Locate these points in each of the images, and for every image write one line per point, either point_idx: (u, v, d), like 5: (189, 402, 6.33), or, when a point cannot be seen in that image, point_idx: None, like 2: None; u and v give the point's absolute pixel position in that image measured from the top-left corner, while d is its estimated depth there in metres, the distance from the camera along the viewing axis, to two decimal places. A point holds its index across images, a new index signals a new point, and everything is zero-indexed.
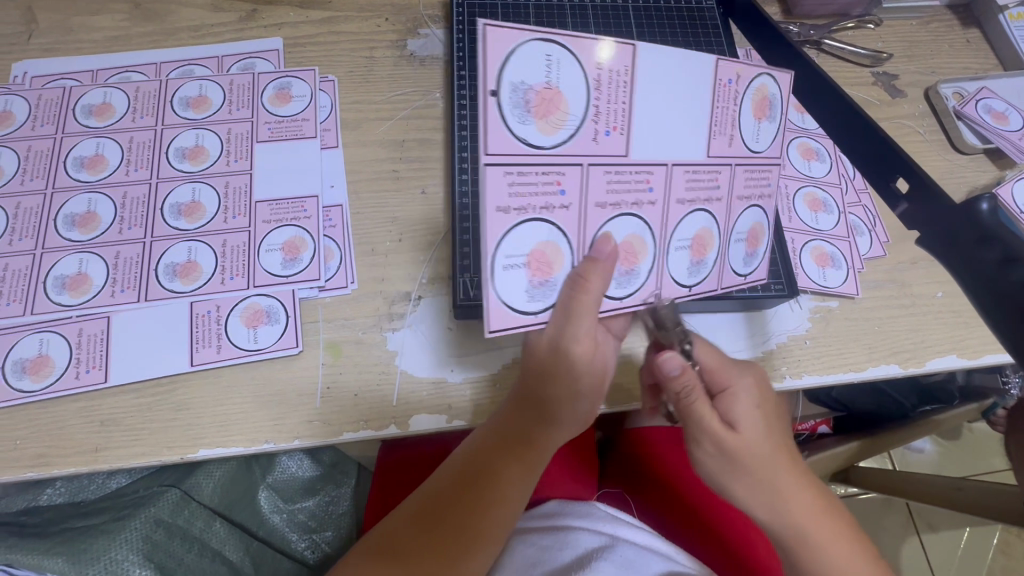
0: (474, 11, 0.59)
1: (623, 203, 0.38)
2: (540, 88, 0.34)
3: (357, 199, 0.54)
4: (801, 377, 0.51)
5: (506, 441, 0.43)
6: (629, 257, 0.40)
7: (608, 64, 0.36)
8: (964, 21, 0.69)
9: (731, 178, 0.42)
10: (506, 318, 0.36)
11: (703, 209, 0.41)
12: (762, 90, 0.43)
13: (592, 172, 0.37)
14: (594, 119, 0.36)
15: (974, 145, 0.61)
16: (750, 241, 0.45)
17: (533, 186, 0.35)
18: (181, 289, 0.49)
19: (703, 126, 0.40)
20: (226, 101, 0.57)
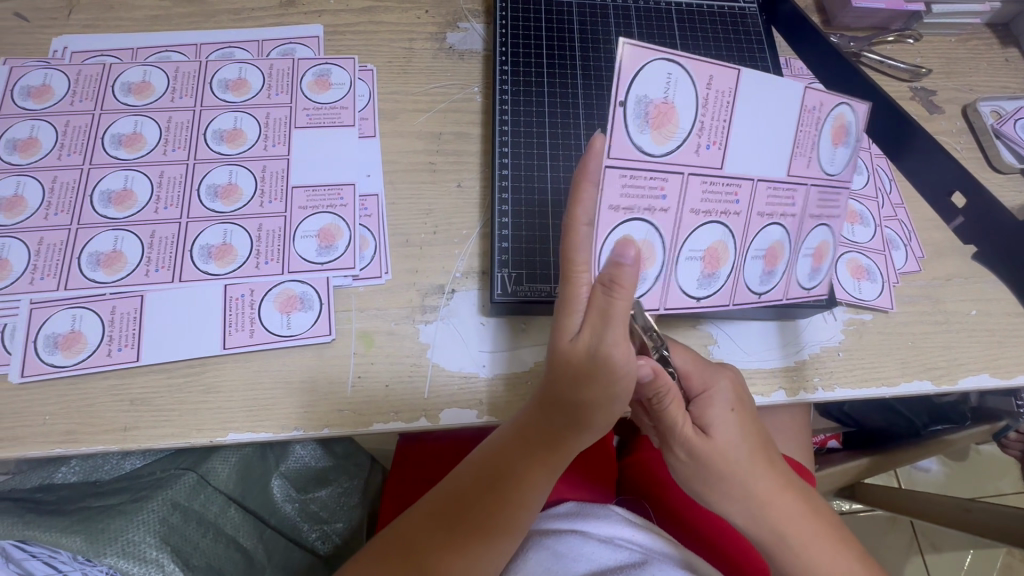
0: (516, 7, 0.59)
1: (714, 212, 0.39)
2: (658, 102, 0.35)
3: (392, 189, 0.54)
4: (834, 390, 0.50)
5: (529, 441, 0.40)
6: (712, 262, 0.41)
7: (715, 83, 0.36)
8: (1003, 40, 0.69)
9: (806, 198, 0.42)
10: None
11: (779, 224, 0.42)
12: (840, 118, 0.40)
13: (690, 182, 0.38)
14: (698, 134, 0.36)
15: (1011, 164, 0.61)
16: (816, 257, 0.44)
17: (642, 189, 0.37)
18: (216, 271, 0.49)
19: (785, 148, 0.39)
20: (266, 85, 0.56)
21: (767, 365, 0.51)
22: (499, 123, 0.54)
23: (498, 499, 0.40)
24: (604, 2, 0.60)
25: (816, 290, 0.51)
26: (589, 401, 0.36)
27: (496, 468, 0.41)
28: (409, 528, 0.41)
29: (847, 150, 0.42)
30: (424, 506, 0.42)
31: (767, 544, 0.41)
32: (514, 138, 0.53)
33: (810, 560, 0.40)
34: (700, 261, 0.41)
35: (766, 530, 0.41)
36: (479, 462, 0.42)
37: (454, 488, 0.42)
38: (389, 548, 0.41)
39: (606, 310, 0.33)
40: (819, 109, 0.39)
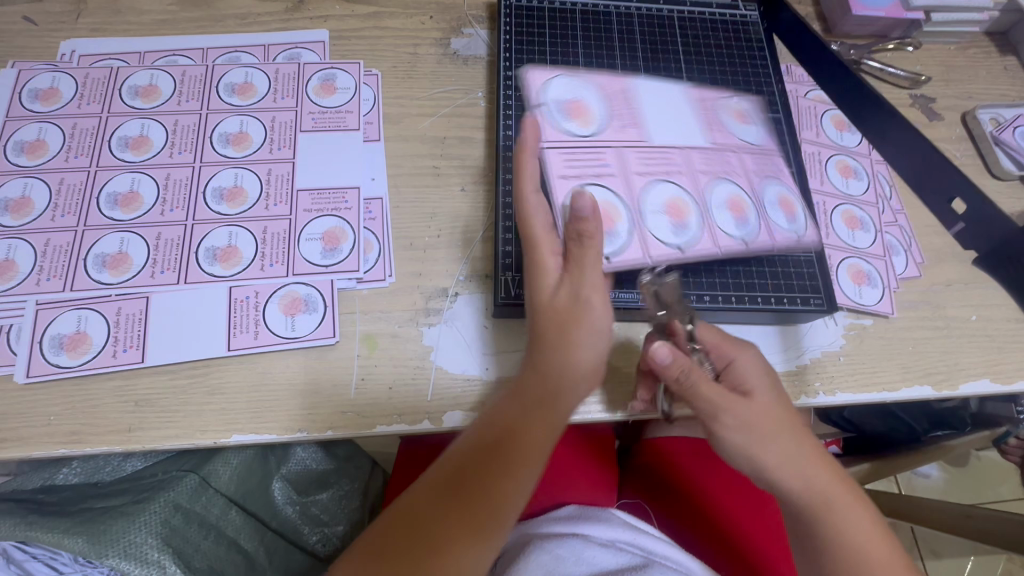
0: (520, 13, 0.59)
1: (658, 175, 0.51)
2: (569, 103, 0.52)
3: (397, 193, 0.54)
4: (834, 395, 0.51)
5: (521, 411, 0.39)
6: (677, 213, 0.49)
7: (617, 91, 0.54)
8: (1001, 48, 0.70)
9: (688, 159, 0.52)
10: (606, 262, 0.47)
11: (726, 181, 0.52)
12: (735, 107, 0.56)
13: (614, 154, 0.51)
14: (614, 119, 0.53)
15: (1010, 171, 0.61)
16: (733, 209, 0.50)
17: (584, 161, 0.50)
18: (221, 273, 0.49)
19: (688, 127, 0.54)
20: (272, 89, 0.57)
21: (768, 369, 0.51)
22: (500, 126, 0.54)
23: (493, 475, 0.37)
24: (607, 9, 0.60)
25: (818, 295, 0.51)
26: (571, 345, 0.39)
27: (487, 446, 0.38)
28: (397, 527, 0.37)
29: (753, 126, 0.55)
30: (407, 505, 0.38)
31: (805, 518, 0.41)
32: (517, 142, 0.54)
33: (848, 529, 0.40)
34: (666, 213, 0.49)
35: (803, 500, 0.41)
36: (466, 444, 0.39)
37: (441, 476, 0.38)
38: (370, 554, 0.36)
39: (576, 260, 0.39)
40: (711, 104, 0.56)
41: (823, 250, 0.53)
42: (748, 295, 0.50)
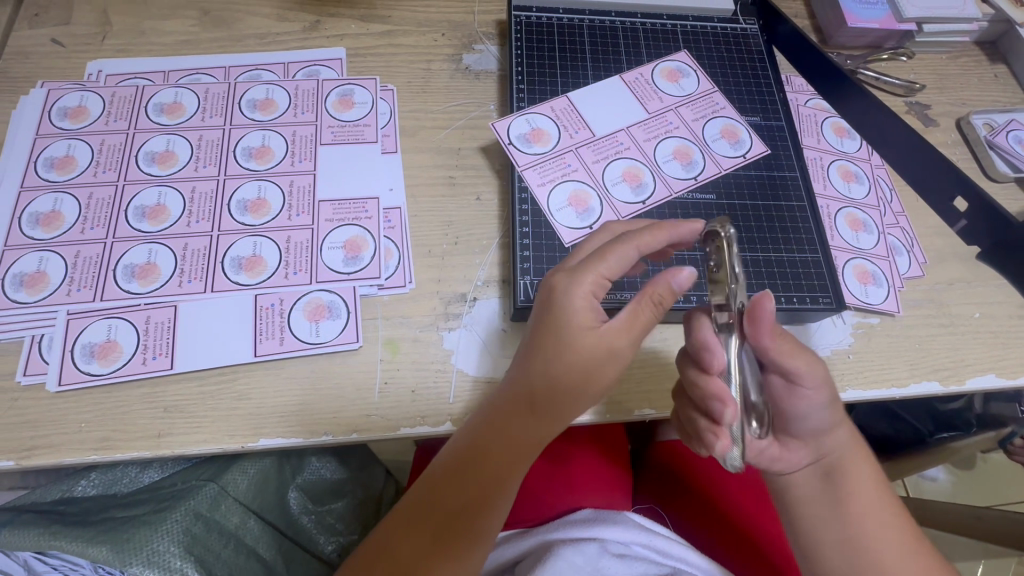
0: (531, 28, 0.61)
1: (609, 156, 0.56)
2: (529, 131, 0.56)
3: (415, 203, 0.56)
4: (845, 392, 0.52)
5: (500, 448, 0.41)
6: (633, 177, 0.55)
7: (555, 105, 0.58)
8: (991, 57, 0.72)
9: (631, 135, 0.57)
10: (579, 234, 0.52)
11: (671, 137, 0.57)
12: (667, 68, 0.61)
13: (579, 153, 0.56)
14: (565, 131, 0.57)
15: (1006, 173, 0.63)
16: (681, 157, 0.56)
17: (552, 169, 0.55)
18: (246, 282, 0.50)
19: (633, 102, 0.59)
20: (292, 105, 0.59)
21: None
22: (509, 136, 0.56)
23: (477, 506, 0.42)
24: (614, 24, 0.63)
25: (826, 294, 0.52)
26: (568, 394, 0.40)
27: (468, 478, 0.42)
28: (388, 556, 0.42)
29: (688, 77, 0.61)
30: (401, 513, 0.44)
31: (833, 465, 0.48)
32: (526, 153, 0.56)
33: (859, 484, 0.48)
34: (624, 182, 0.55)
35: (832, 452, 0.48)
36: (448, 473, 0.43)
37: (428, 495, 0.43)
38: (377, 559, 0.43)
39: (631, 313, 0.40)
40: (646, 75, 0.60)
41: (829, 252, 0.54)
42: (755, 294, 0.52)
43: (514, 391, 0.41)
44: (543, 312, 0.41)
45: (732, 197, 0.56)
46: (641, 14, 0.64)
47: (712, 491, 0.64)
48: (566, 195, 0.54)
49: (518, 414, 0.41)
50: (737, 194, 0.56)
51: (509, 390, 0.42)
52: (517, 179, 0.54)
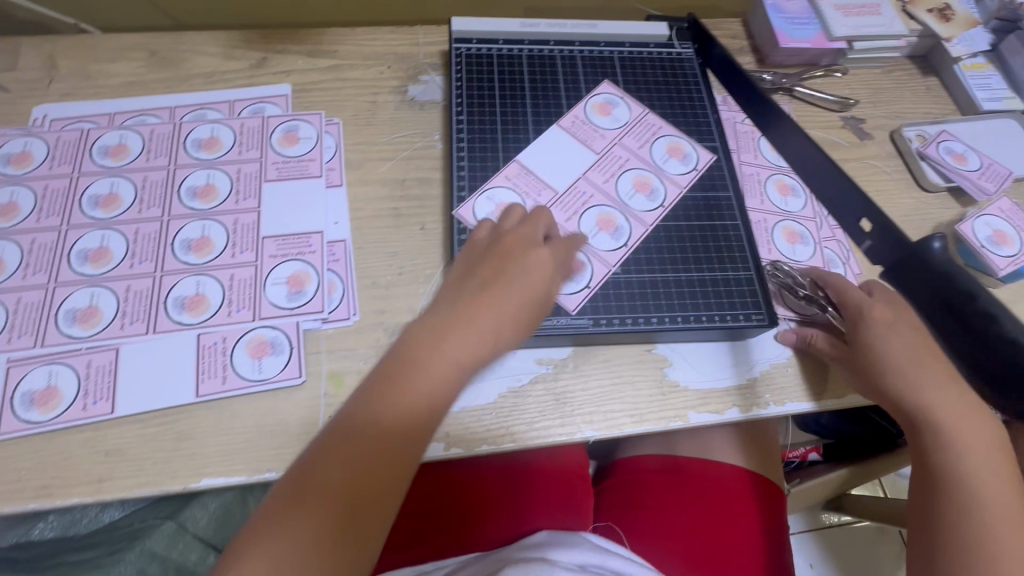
0: (471, 60, 0.63)
1: (578, 209, 0.57)
2: (494, 208, 0.56)
3: (360, 236, 0.57)
4: (784, 405, 0.53)
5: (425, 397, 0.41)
6: (607, 223, 0.56)
7: (510, 175, 0.58)
8: (923, 70, 0.75)
9: (590, 181, 0.58)
10: (574, 299, 0.53)
11: (628, 171, 0.59)
12: (599, 102, 0.63)
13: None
14: (529, 198, 0.57)
15: (936, 183, 0.65)
16: (642, 189, 0.58)
17: None
18: (189, 321, 0.51)
19: (576, 143, 0.60)
20: (237, 142, 0.60)
21: (720, 384, 0.54)
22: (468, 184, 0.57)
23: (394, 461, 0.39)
24: (552, 53, 0.64)
25: (758, 310, 0.53)
26: (495, 335, 0.45)
27: (378, 430, 0.40)
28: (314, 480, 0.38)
29: (619, 108, 0.62)
30: (293, 492, 0.37)
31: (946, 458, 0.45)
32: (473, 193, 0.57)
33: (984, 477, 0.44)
34: (601, 230, 0.56)
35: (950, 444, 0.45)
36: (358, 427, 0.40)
37: (327, 460, 0.38)
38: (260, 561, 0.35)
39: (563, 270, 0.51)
40: (580, 115, 0.62)
41: (761, 266, 0.56)
42: (696, 314, 0.53)
43: (435, 335, 0.43)
44: (472, 272, 0.48)
45: (671, 219, 0.57)
46: (579, 42, 0.65)
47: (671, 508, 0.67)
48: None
49: (440, 356, 0.42)
50: (674, 215, 0.57)
51: (430, 331, 0.43)
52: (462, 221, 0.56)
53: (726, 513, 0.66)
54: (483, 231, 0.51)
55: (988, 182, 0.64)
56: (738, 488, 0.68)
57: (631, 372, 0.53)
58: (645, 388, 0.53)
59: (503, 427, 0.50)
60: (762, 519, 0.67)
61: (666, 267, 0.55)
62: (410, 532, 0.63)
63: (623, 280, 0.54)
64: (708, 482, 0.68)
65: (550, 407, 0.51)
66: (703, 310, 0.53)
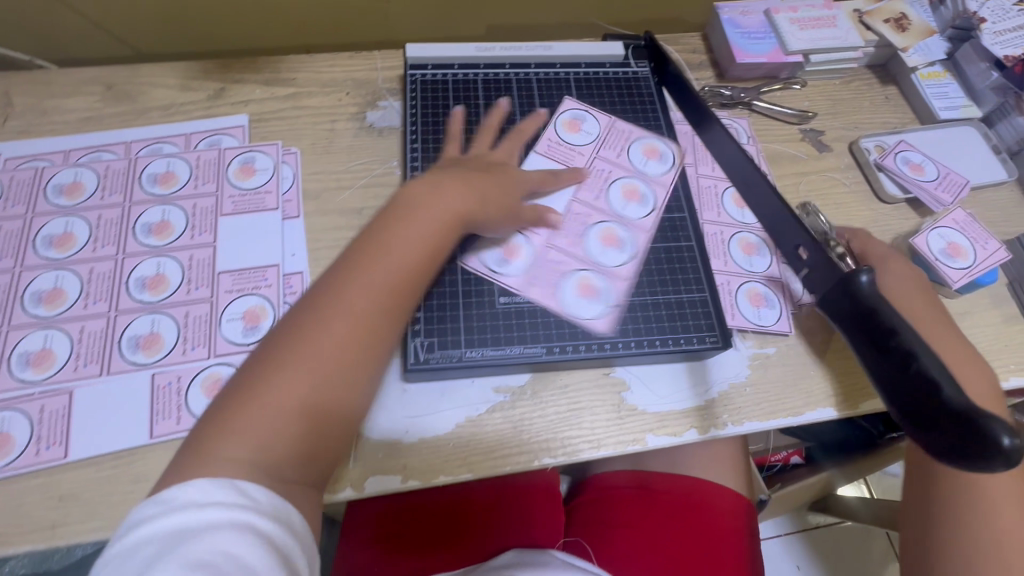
0: (425, 87, 0.64)
1: (580, 233, 0.58)
2: (512, 254, 0.56)
3: (318, 267, 0.57)
4: (743, 424, 0.53)
5: (376, 291, 0.44)
6: (610, 239, 0.58)
7: None
8: (883, 79, 0.75)
9: (582, 203, 0.59)
10: (604, 318, 0.54)
11: (619, 180, 0.61)
12: (567, 119, 0.63)
13: (553, 249, 0.57)
14: (534, 237, 0.57)
15: (893, 195, 0.66)
16: (631, 196, 0.60)
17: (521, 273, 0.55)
18: (144, 361, 0.51)
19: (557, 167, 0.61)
20: (193, 176, 0.60)
21: (677, 406, 0.54)
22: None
23: (354, 354, 0.43)
24: (508, 75, 0.65)
25: (712, 332, 0.55)
26: (440, 237, 0.49)
27: (350, 300, 0.44)
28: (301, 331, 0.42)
29: (589, 122, 0.64)
30: (258, 380, 0.40)
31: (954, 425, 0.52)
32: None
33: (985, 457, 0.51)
34: (607, 248, 0.57)
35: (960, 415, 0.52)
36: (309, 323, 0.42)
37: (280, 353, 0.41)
38: (235, 443, 0.38)
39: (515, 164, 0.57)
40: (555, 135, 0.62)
41: (715, 289, 0.57)
42: (649, 338, 0.54)
43: (383, 239, 0.46)
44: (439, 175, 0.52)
45: (627, 241, 0.58)
46: (534, 65, 0.66)
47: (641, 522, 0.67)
48: (572, 290, 0.55)
49: (389, 254, 0.46)
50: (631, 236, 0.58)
51: (400, 210, 0.49)
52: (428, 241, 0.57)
53: (689, 529, 0.66)
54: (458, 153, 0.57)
55: (944, 192, 0.64)
56: (703, 503, 0.68)
57: (589, 397, 0.53)
58: (603, 412, 0.53)
59: (461, 456, 0.51)
60: (727, 534, 0.67)
61: (620, 290, 0.56)
62: (374, 558, 0.64)
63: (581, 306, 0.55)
64: (676, 495, 0.69)
65: (506, 435, 0.52)
66: (655, 335, 0.54)
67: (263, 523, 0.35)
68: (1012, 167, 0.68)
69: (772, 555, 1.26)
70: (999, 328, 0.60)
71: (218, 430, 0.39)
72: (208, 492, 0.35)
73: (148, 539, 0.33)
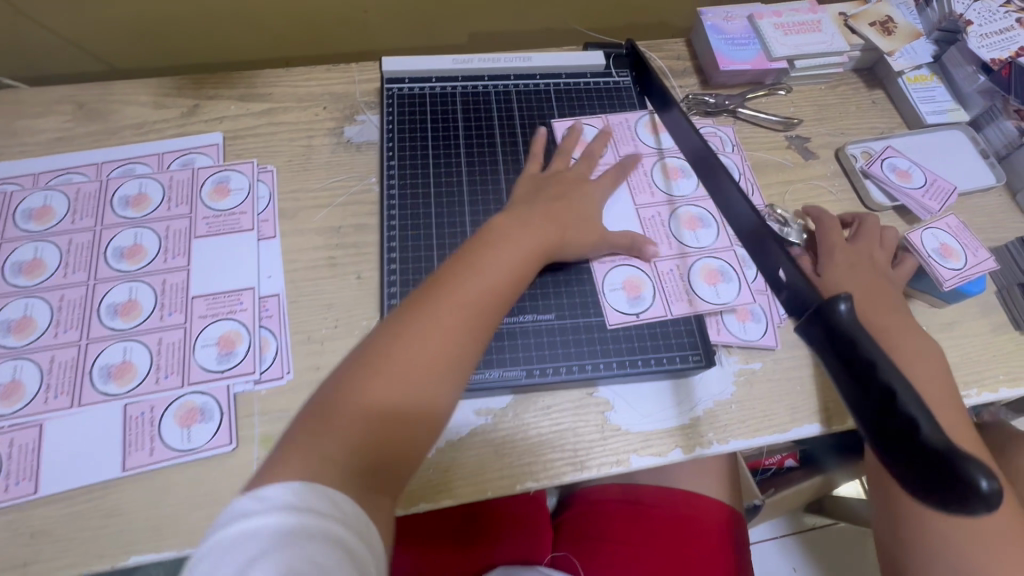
0: (402, 100, 0.64)
1: (669, 234, 0.60)
2: (623, 291, 0.56)
3: (294, 288, 0.56)
4: (728, 442, 0.53)
5: (470, 303, 0.45)
6: (690, 222, 0.61)
7: (602, 259, 0.58)
8: (869, 83, 0.74)
9: (648, 207, 0.61)
10: (746, 294, 0.57)
11: (656, 166, 0.63)
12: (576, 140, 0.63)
13: (661, 261, 0.58)
14: (642, 265, 0.58)
15: (881, 203, 0.65)
16: (673, 175, 0.63)
17: (670, 283, 0.57)
18: (115, 392, 0.50)
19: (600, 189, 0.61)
20: (166, 198, 0.59)
21: (662, 425, 0.53)
22: (408, 278, 0.56)
23: (447, 362, 0.43)
24: (487, 88, 0.65)
25: (696, 352, 0.54)
26: (530, 260, 0.50)
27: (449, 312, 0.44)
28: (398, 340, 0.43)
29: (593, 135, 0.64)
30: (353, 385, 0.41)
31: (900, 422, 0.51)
32: (402, 244, 0.57)
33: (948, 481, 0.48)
34: (694, 232, 0.60)
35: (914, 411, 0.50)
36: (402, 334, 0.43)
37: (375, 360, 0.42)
38: (324, 447, 0.38)
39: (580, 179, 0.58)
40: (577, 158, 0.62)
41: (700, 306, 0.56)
42: (632, 357, 0.54)
43: (475, 259, 0.48)
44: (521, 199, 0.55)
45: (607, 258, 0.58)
46: (515, 76, 0.66)
47: (630, 538, 0.66)
48: (702, 282, 0.57)
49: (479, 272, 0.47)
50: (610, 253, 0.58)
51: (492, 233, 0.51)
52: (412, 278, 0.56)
53: (678, 545, 0.65)
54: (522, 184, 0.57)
55: (932, 199, 0.64)
56: (692, 518, 0.68)
57: (572, 419, 0.52)
58: (587, 432, 0.52)
59: (442, 481, 0.50)
60: (716, 548, 0.66)
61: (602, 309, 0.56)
62: None
63: (573, 325, 0.55)
64: (665, 511, 0.68)
65: (488, 459, 0.51)
66: (643, 354, 0.54)
67: (347, 536, 0.34)
68: (1000, 171, 0.67)
69: (767, 556, 1.26)
70: (988, 338, 0.59)
71: (311, 435, 0.39)
72: (303, 495, 0.34)
73: (242, 538, 0.31)
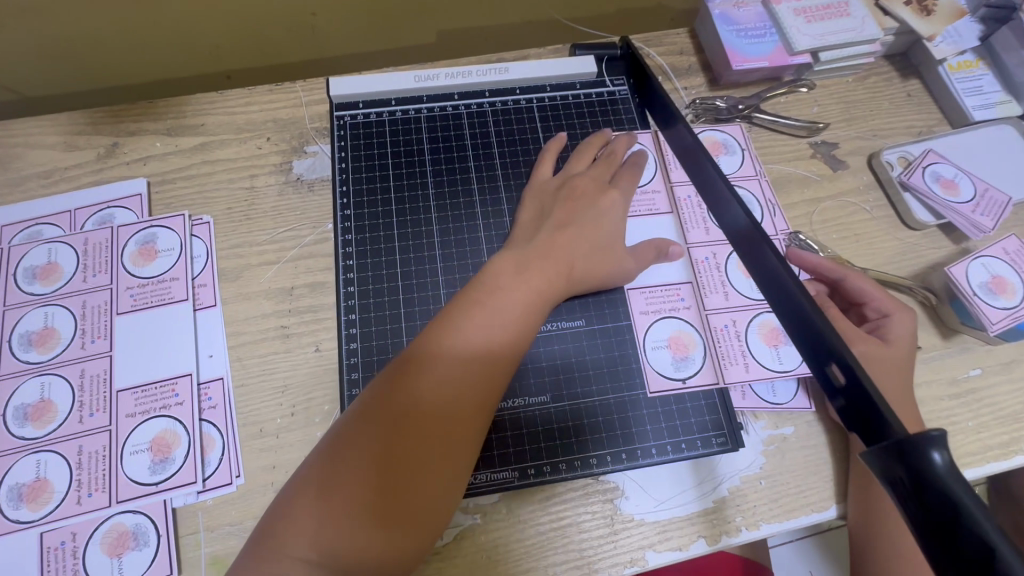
0: (358, 130, 0.55)
1: (724, 282, 0.51)
2: (666, 347, 0.49)
3: (240, 367, 0.47)
4: (759, 528, 0.45)
5: (479, 353, 0.38)
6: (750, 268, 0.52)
7: (642, 309, 0.51)
8: (903, 71, 0.64)
9: (700, 246, 0.53)
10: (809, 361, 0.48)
11: None
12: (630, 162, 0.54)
13: (713, 314, 0.50)
14: (687, 317, 0.50)
15: (923, 221, 0.55)
16: None
17: (726, 343, 0.49)
18: (29, 517, 0.41)
19: (649, 221, 0.53)
20: (80, 266, 0.49)
21: (680, 512, 0.45)
22: (372, 358, 0.47)
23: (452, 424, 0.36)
24: (458, 110, 0.56)
25: (720, 433, 0.47)
26: (547, 290, 0.43)
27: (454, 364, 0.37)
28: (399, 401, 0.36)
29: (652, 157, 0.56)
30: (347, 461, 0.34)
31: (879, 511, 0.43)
32: (362, 313, 0.49)
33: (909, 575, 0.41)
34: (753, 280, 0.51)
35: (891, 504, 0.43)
36: (379, 402, 0.36)
37: (363, 433, 0.35)
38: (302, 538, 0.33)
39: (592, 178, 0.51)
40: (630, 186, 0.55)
41: (733, 372, 0.48)
42: (645, 442, 0.47)
43: (483, 293, 0.41)
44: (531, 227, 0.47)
45: (606, 319, 0.50)
46: (489, 93, 0.57)
47: None
48: (761, 342, 0.49)
49: (488, 311, 0.40)
50: (611, 312, 0.50)
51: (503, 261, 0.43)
52: (373, 355, 0.48)
53: None
54: (528, 213, 0.49)
55: (985, 215, 0.54)
56: None
57: (575, 516, 0.44)
58: (590, 527, 0.44)
59: None
60: None
61: (620, 382, 0.48)
62: None
63: (602, 402, 0.48)
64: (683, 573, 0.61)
65: (480, 569, 0.43)
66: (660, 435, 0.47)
67: None
68: None
69: None
70: None
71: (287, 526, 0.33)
72: None
73: None
